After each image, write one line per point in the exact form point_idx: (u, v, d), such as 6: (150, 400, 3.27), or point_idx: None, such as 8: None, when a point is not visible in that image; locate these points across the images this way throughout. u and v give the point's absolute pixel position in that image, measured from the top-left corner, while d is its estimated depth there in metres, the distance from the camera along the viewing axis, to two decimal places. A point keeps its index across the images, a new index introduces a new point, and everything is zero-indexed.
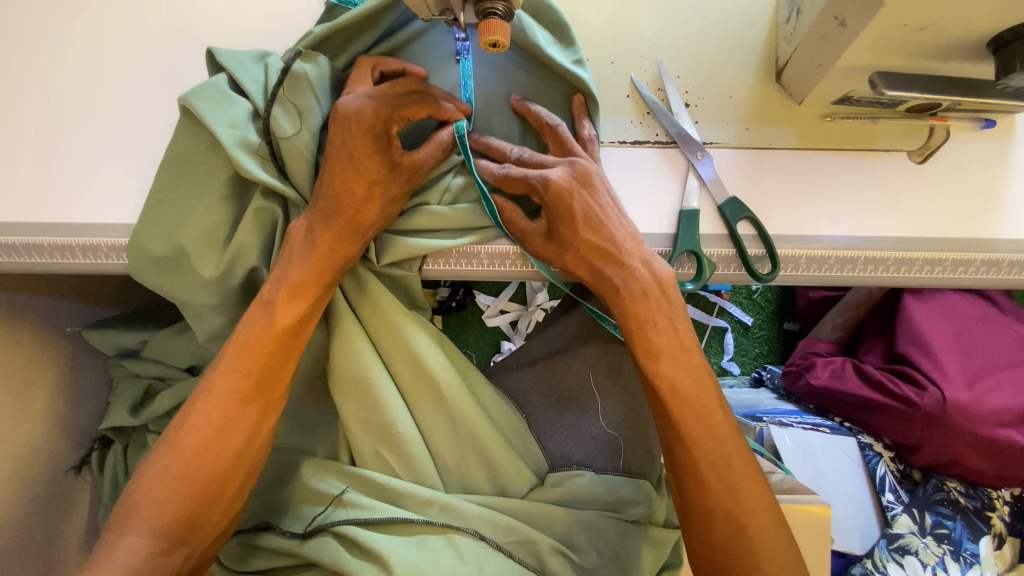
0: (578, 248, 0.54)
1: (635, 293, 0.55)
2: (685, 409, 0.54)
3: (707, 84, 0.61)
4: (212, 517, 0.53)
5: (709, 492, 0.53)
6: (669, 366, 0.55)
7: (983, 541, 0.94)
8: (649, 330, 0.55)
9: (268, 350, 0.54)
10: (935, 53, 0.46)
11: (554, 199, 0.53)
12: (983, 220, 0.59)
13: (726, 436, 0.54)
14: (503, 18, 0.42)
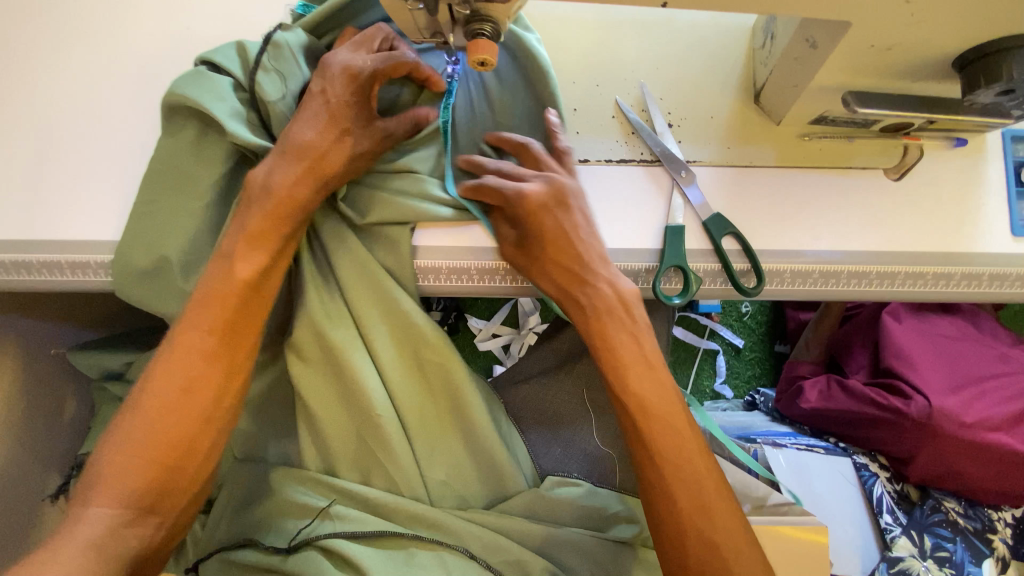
0: (545, 267, 0.57)
1: (600, 312, 0.57)
2: (652, 425, 0.55)
3: (688, 105, 0.64)
4: (179, 485, 0.53)
5: (676, 509, 0.53)
6: (636, 384, 0.56)
7: (985, 564, 0.91)
8: (615, 349, 0.56)
9: (232, 306, 0.54)
10: (903, 73, 0.49)
11: (527, 215, 0.57)
12: (961, 234, 0.61)
13: (694, 455, 0.54)
14: (492, 39, 0.44)
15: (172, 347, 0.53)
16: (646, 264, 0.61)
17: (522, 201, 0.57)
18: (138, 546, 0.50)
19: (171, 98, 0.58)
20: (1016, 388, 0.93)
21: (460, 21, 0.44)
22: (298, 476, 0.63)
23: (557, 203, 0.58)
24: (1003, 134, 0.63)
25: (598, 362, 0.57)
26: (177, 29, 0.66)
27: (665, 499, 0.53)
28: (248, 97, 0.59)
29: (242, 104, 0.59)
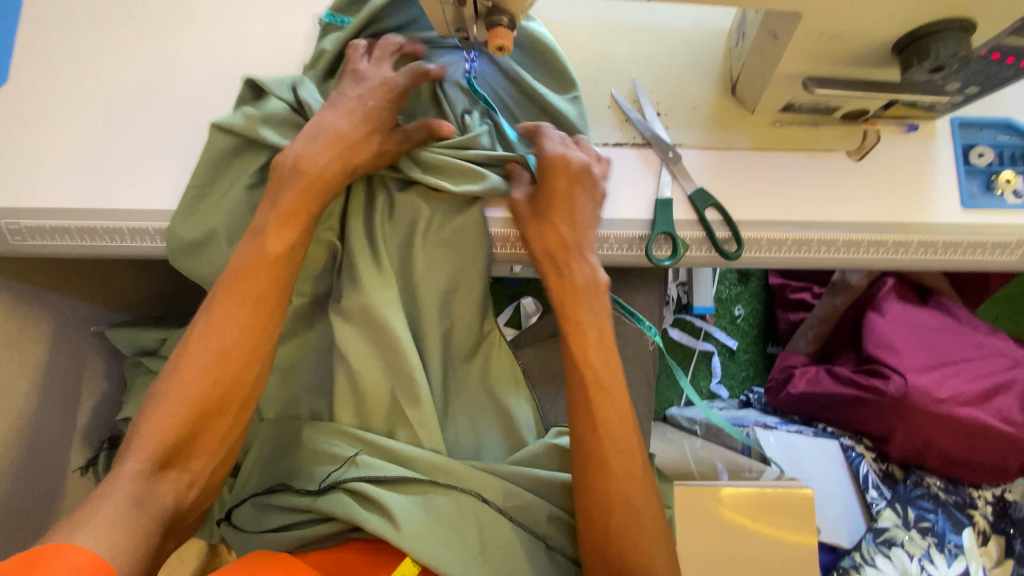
0: (548, 224, 0.64)
1: (576, 286, 0.64)
2: (606, 401, 0.62)
3: (674, 98, 0.73)
4: (212, 439, 0.60)
5: (605, 477, 0.61)
6: (596, 359, 0.63)
7: (966, 533, 0.96)
8: (582, 320, 0.64)
9: (269, 282, 0.62)
10: (850, 60, 0.58)
11: (554, 178, 0.64)
12: (916, 207, 0.69)
13: (630, 437, 0.62)
14: (508, 28, 0.53)
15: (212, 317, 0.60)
16: (639, 233, 0.69)
17: (555, 166, 0.64)
18: (171, 497, 0.56)
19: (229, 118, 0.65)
20: (986, 369, 0.99)
21: (481, 15, 0.54)
22: (325, 428, 0.69)
23: (580, 184, 0.65)
24: (951, 121, 0.72)
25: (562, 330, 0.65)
26: (224, 24, 0.74)
27: (602, 472, 0.61)
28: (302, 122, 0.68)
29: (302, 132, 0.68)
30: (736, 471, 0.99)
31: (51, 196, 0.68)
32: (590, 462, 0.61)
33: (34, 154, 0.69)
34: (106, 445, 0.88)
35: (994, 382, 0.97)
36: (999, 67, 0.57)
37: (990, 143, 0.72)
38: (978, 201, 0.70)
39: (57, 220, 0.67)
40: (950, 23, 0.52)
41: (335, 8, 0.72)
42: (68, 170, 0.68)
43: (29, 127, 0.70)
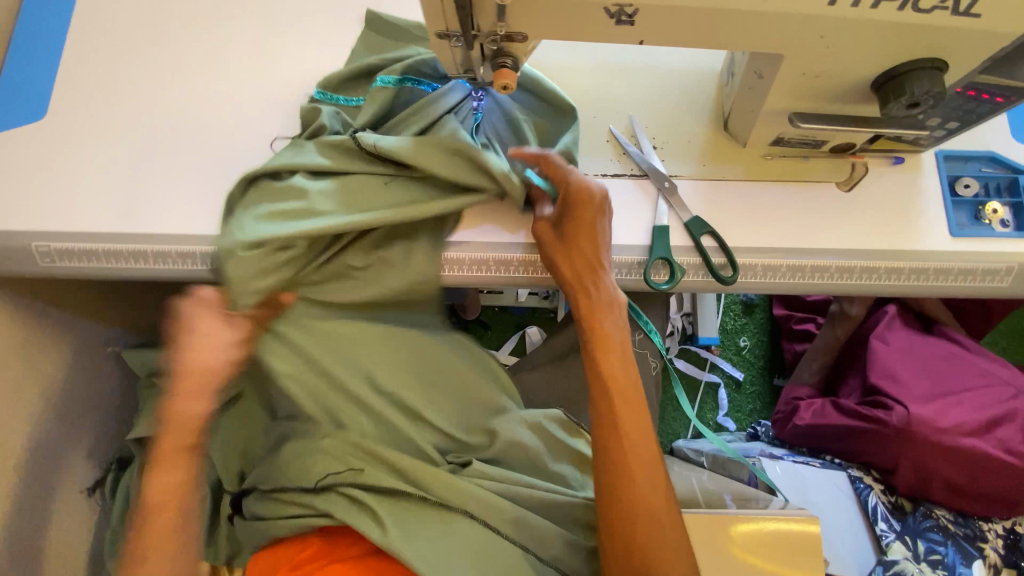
0: (573, 240, 0.66)
1: (602, 304, 0.66)
2: (630, 415, 0.65)
3: (670, 132, 0.77)
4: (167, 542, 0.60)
5: (636, 499, 0.62)
6: (620, 372, 0.66)
7: (976, 566, 0.94)
8: (608, 334, 0.66)
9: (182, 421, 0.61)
10: (832, 96, 0.62)
11: (576, 197, 0.67)
12: (905, 234, 0.72)
13: (649, 453, 0.64)
14: (512, 68, 0.58)
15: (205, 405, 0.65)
16: (637, 257, 0.71)
17: (579, 191, 0.67)
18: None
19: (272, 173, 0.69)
20: (990, 400, 0.98)
21: (488, 57, 0.59)
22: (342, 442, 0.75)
23: (603, 210, 0.68)
24: (936, 154, 0.75)
25: (587, 343, 0.67)
26: (251, 65, 0.81)
27: (630, 483, 0.62)
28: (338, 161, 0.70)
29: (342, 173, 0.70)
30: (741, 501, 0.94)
31: (81, 222, 0.72)
32: (611, 471, 0.63)
33: (70, 184, 0.74)
34: (114, 466, 0.92)
35: (998, 413, 0.96)
36: (976, 103, 0.60)
37: (976, 175, 0.75)
38: (967, 229, 0.72)
39: (85, 242, 0.71)
40: (924, 62, 0.55)
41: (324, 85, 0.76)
42: (98, 196, 0.73)
43: (67, 158, 0.75)
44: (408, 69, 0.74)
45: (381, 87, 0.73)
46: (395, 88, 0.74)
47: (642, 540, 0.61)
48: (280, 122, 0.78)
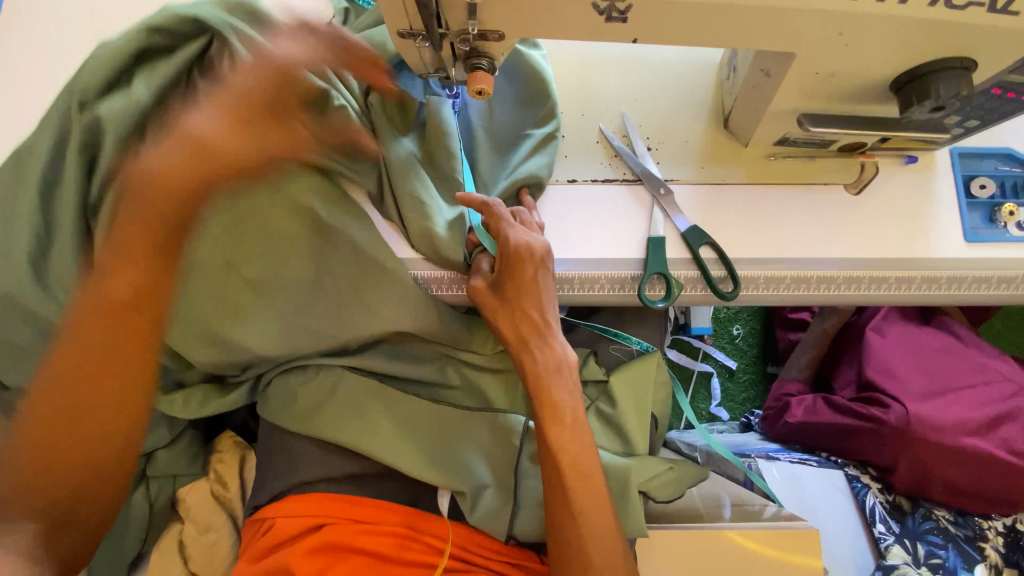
0: (516, 307, 0.63)
1: (550, 368, 0.63)
2: (580, 485, 0.59)
3: (665, 131, 0.71)
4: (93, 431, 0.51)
5: (590, 573, 0.57)
6: (571, 442, 0.61)
7: (978, 570, 0.92)
8: (557, 405, 0.62)
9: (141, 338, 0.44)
10: (846, 96, 0.56)
11: (517, 260, 0.62)
12: (917, 241, 0.67)
13: (603, 518, 0.59)
14: (488, 71, 0.51)
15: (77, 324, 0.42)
16: (631, 272, 0.66)
17: (514, 251, 0.61)
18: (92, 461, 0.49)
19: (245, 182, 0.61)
20: (989, 397, 0.95)
21: (461, 57, 0.51)
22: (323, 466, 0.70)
23: (539, 267, 0.63)
24: (950, 151, 0.70)
25: (537, 414, 0.62)
26: None
27: (583, 556, 0.57)
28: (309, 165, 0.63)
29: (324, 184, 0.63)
30: (737, 508, 0.90)
31: None
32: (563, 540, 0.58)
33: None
34: None
35: (999, 411, 0.94)
36: (1001, 101, 0.55)
37: (991, 174, 0.70)
38: (982, 233, 0.67)
39: None
40: (952, 62, 0.49)
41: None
42: None
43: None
44: None
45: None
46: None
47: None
48: None
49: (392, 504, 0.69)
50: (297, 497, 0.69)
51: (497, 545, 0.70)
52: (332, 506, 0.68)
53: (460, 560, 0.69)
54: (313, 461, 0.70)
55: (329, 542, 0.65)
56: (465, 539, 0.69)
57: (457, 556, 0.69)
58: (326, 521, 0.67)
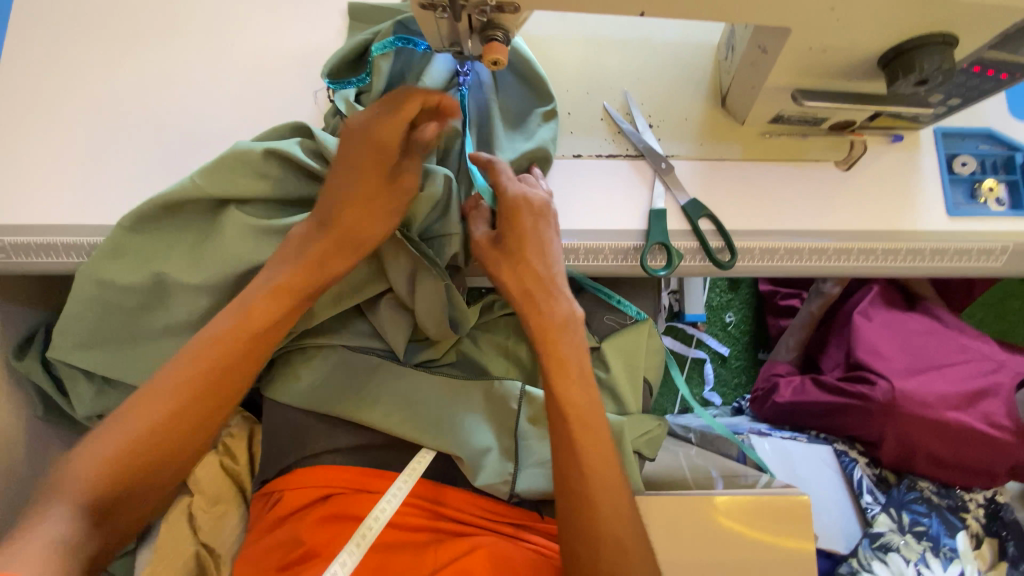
0: (517, 259, 0.66)
1: (557, 322, 0.66)
2: (587, 437, 0.62)
3: (666, 110, 0.74)
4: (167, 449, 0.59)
5: (597, 522, 0.60)
6: (578, 394, 0.64)
7: (960, 537, 0.97)
8: (565, 359, 0.65)
9: (234, 356, 0.62)
10: (837, 73, 0.59)
11: (514, 211, 0.64)
12: (903, 214, 0.71)
13: (615, 473, 0.62)
14: (503, 42, 0.53)
15: (177, 365, 0.60)
16: (634, 243, 0.69)
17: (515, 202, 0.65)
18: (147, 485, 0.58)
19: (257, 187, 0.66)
20: (970, 373, 0.99)
21: (477, 29, 0.54)
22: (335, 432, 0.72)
23: (541, 219, 0.66)
24: (934, 131, 0.74)
25: (544, 366, 0.65)
26: (217, 41, 0.75)
27: (593, 510, 0.60)
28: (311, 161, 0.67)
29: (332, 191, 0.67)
30: (729, 479, 0.95)
31: (47, 212, 0.68)
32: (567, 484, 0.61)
33: (32, 175, 0.69)
34: None
35: (980, 386, 0.97)
36: (980, 80, 0.58)
37: (973, 152, 0.74)
38: (964, 208, 0.71)
39: (40, 236, 0.68)
40: (935, 38, 0.53)
41: (330, 72, 0.69)
42: (52, 186, 0.69)
43: (28, 147, 0.70)
44: (397, 28, 0.67)
45: (377, 57, 0.66)
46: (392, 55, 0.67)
47: (606, 550, 0.58)
48: (254, 106, 0.74)
49: (390, 473, 0.71)
50: (303, 470, 0.71)
51: (500, 508, 0.72)
52: (343, 477, 0.70)
53: (468, 524, 0.70)
54: (326, 428, 0.73)
55: (335, 511, 0.68)
56: (468, 503, 0.71)
57: (464, 520, 0.70)
58: (333, 491, 0.69)
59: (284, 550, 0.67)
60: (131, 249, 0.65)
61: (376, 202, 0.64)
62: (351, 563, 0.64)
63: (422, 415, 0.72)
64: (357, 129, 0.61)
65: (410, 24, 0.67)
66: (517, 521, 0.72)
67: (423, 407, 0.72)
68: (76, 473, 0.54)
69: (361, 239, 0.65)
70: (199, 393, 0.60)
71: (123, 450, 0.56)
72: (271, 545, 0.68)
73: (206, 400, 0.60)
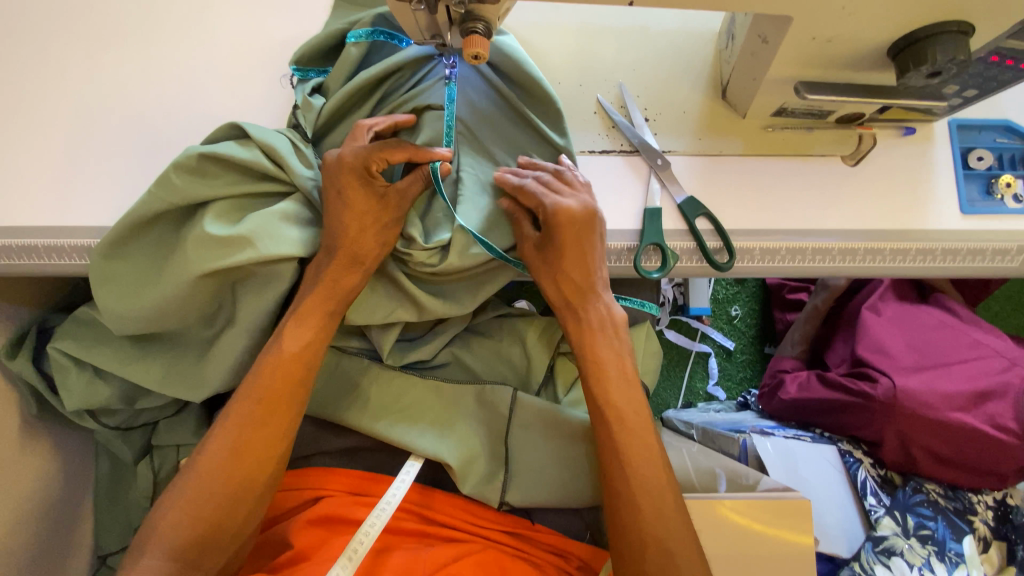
0: (561, 269, 0.64)
1: (617, 373, 0.65)
2: (636, 493, 0.61)
3: (663, 102, 0.70)
4: (240, 511, 0.61)
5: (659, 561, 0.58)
6: (634, 468, 0.62)
7: (967, 541, 0.94)
8: (624, 422, 0.64)
9: (289, 376, 0.63)
10: (844, 63, 0.56)
11: (559, 222, 0.62)
12: (913, 213, 0.67)
13: (665, 504, 0.61)
14: (483, 36, 0.50)
15: (237, 412, 0.62)
16: (627, 243, 0.67)
17: (558, 215, 0.62)
18: (203, 532, 0.59)
19: (223, 206, 0.63)
20: (979, 371, 0.95)
21: (456, 21, 0.51)
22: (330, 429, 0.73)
23: (587, 229, 0.63)
24: (949, 123, 0.70)
25: (583, 371, 0.66)
26: (199, 35, 0.73)
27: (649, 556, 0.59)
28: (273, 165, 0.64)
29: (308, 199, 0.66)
30: (731, 480, 0.89)
31: (29, 214, 0.67)
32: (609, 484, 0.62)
33: (15, 176, 0.68)
34: (100, 462, 0.90)
35: (988, 386, 0.94)
36: (999, 70, 0.54)
37: (989, 146, 0.70)
38: (979, 205, 0.67)
39: (20, 237, 0.66)
40: (948, 26, 0.49)
41: (298, 61, 0.68)
42: (36, 185, 0.68)
43: (9, 147, 0.69)
44: (379, 20, 0.66)
45: (351, 44, 0.66)
46: (367, 44, 0.67)
47: None
48: (238, 101, 0.72)
49: (385, 477, 0.70)
50: (296, 471, 0.71)
51: (494, 515, 0.70)
52: (335, 480, 0.69)
53: (460, 529, 0.69)
54: (315, 431, 0.74)
55: (326, 513, 0.67)
56: (460, 509, 0.69)
57: (454, 526, 0.69)
58: (324, 494, 0.69)
59: (277, 551, 0.66)
60: (115, 261, 0.65)
61: (369, 217, 0.64)
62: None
63: (411, 421, 0.70)
64: (333, 160, 0.63)
65: (391, 16, 0.67)
66: (507, 528, 0.70)
67: (409, 408, 0.71)
68: (164, 528, 0.58)
69: (368, 260, 0.65)
70: (259, 421, 0.62)
71: (198, 495, 0.60)
72: (263, 547, 0.68)
73: (269, 425, 0.62)
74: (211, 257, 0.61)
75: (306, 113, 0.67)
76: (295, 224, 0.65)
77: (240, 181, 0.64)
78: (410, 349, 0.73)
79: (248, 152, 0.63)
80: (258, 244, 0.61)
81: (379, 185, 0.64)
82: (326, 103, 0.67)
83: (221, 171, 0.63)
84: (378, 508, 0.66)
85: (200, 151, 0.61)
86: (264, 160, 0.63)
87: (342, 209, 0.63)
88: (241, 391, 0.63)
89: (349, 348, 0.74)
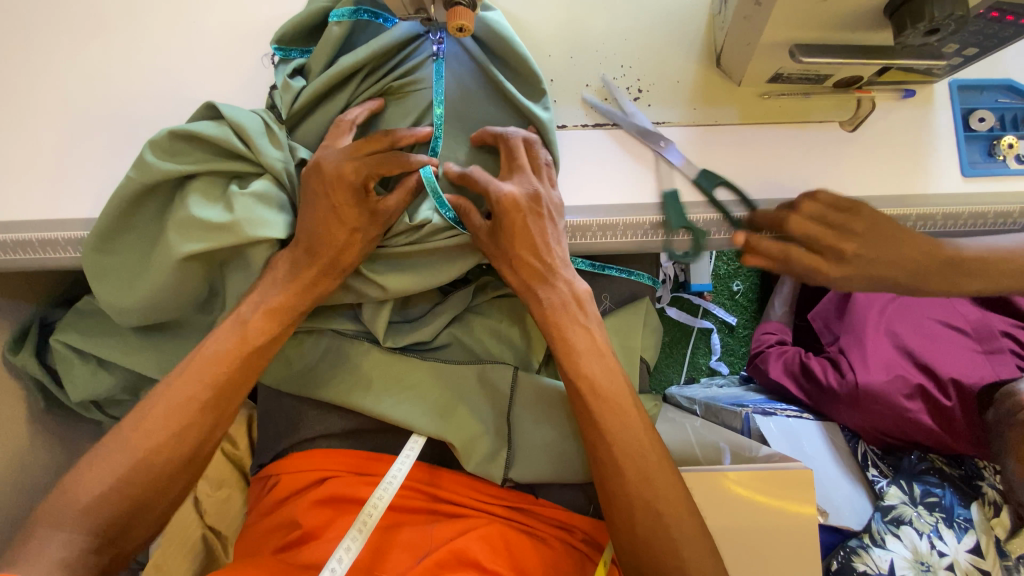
0: (513, 256, 0.63)
1: (586, 352, 0.65)
2: (632, 465, 0.62)
3: (657, 73, 0.69)
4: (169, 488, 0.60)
5: (666, 535, 0.60)
6: (618, 444, 0.62)
7: (974, 507, 0.94)
8: (602, 402, 0.63)
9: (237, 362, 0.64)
10: (841, 24, 0.54)
11: (503, 210, 0.61)
12: (913, 178, 0.66)
13: (659, 468, 0.62)
14: (467, 8, 0.51)
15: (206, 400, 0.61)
16: (623, 218, 0.66)
17: (503, 201, 0.61)
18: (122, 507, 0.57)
19: (201, 189, 0.62)
20: (953, 351, 0.98)
21: None
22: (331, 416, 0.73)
23: (533, 211, 0.62)
24: (950, 84, 0.68)
25: (553, 350, 0.65)
26: (182, 19, 0.72)
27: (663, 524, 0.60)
28: (243, 143, 0.62)
29: (279, 180, 0.64)
30: (736, 453, 0.89)
31: (23, 207, 0.67)
32: (608, 459, 0.62)
33: (5, 173, 0.67)
34: None
35: (961, 370, 0.96)
36: (1000, 26, 0.53)
37: (991, 107, 0.68)
38: (980, 167, 0.66)
39: (15, 230, 0.66)
40: None
41: (280, 39, 0.66)
42: (27, 177, 0.67)
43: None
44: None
45: (334, 23, 0.64)
46: (351, 23, 0.65)
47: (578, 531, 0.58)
48: (226, 86, 0.71)
49: (387, 456, 0.70)
50: (298, 454, 0.72)
51: (497, 491, 0.71)
52: (337, 461, 0.70)
53: (465, 506, 0.70)
54: (315, 417, 0.73)
55: (331, 493, 0.68)
56: (464, 486, 0.70)
57: (459, 503, 0.70)
58: (329, 475, 0.70)
59: (284, 531, 0.68)
60: (107, 255, 0.65)
61: (358, 233, 0.63)
62: (353, 551, 0.61)
63: (414, 405, 0.70)
64: (327, 168, 0.61)
65: None
66: (512, 503, 0.71)
67: (411, 387, 0.71)
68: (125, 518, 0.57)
69: (335, 253, 0.64)
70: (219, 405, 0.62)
71: (136, 472, 0.58)
72: (272, 526, 0.69)
73: None
74: (194, 244, 0.60)
75: (283, 96, 0.65)
76: (267, 204, 0.63)
77: (216, 162, 0.62)
78: (409, 331, 0.73)
79: (216, 129, 0.61)
80: (238, 227, 0.60)
81: (372, 201, 0.63)
82: (308, 85, 0.65)
83: (194, 149, 0.62)
84: (384, 484, 0.67)
85: (173, 130, 0.60)
86: (234, 139, 0.61)
87: (328, 220, 0.62)
88: (183, 366, 0.63)
89: (348, 332, 0.73)
